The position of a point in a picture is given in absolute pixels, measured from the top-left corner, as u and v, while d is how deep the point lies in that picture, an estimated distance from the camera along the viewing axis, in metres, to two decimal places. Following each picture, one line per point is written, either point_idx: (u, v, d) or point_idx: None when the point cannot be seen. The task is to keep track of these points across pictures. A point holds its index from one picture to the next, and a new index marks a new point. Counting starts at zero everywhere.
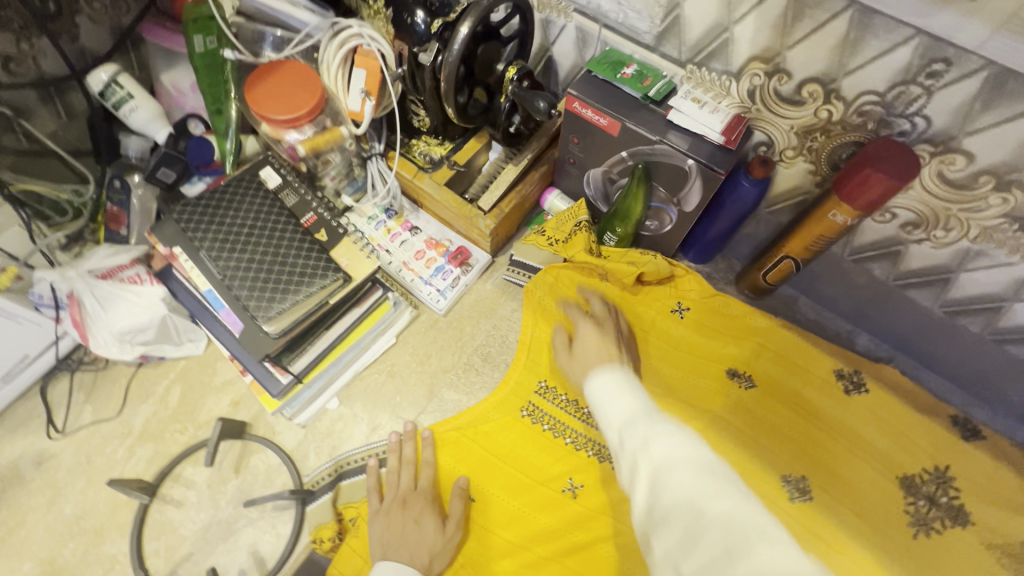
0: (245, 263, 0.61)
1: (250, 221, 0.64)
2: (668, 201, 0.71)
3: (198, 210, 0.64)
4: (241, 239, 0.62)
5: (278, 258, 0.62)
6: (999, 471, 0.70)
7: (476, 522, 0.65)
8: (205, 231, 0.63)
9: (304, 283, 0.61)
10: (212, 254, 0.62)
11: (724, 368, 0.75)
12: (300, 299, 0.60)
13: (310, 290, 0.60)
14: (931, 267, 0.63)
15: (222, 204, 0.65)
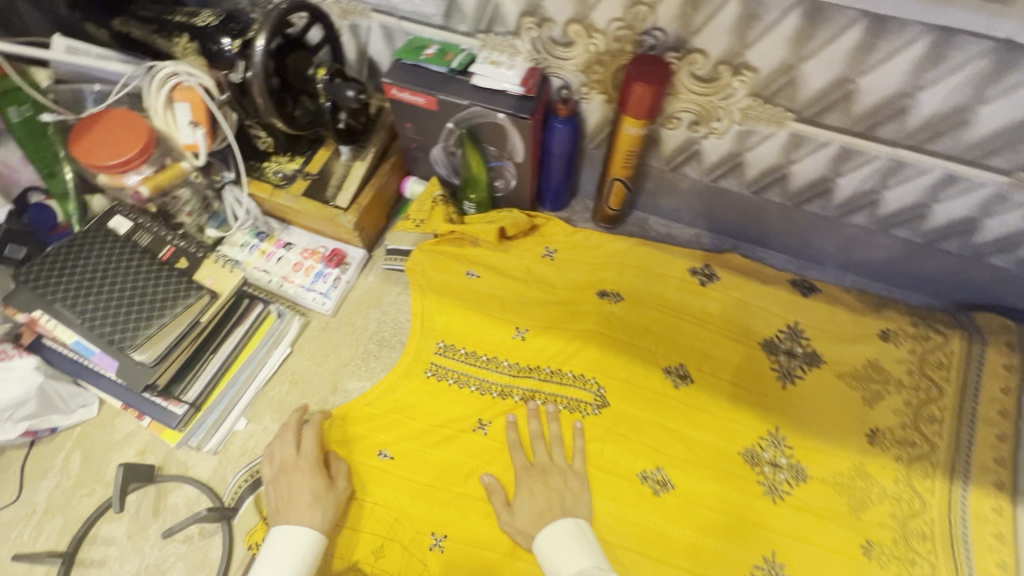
0: (104, 303, 0.64)
1: (103, 264, 0.67)
2: (502, 157, 0.79)
3: (47, 266, 0.66)
4: (96, 283, 0.65)
5: (137, 290, 0.65)
6: (836, 313, 0.81)
7: (379, 472, 0.71)
8: (56, 284, 0.65)
9: (166, 307, 0.64)
10: (68, 303, 0.64)
11: (594, 289, 0.83)
12: (165, 322, 0.63)
13: (175, 312, 0.64)
14: (724, 156, 0.74)
15: (71, 256, 0.67)
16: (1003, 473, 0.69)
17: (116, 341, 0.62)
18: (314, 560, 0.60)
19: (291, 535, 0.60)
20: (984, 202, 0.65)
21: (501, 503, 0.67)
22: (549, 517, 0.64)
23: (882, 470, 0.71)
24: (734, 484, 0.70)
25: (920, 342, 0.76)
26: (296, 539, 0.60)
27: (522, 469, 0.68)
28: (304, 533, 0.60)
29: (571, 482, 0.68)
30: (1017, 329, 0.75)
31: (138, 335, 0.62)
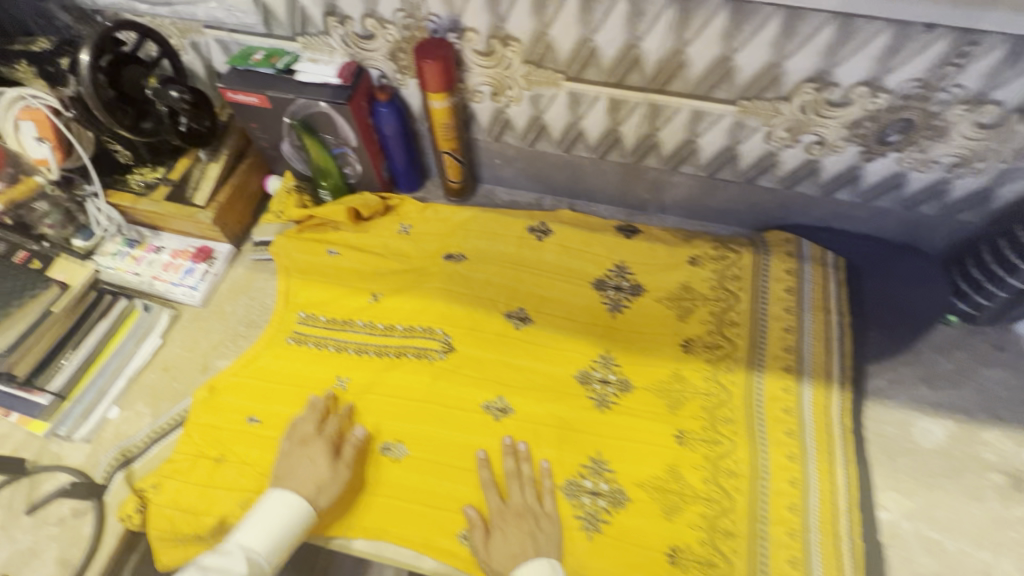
0: None
1: None
2: (340, 143, 0.88)
3: None
4: None
5: None
6: (656, 248, 0.92)
7: (250, 435, 0.77)
8: None
9: (18, 297, 0.74)
10: None
11: (442, 253, 0.92)
12: (20, 308, 0.73)
13: (27, 300, 0.74)
14: (530, 121, 0.85)
15: None
16: (790, 359, 0.80)
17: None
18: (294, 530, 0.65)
19: (286, 507, 0.65)
20: (731, 130, 0.77)
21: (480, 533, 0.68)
22: (522, 559, 0.65)
23: (694, 372, 0.81)
24: (567, 402, 0.79)
25: (722, 262, 0.88)
26: (283, 513, 0.65)
27: (494, 510, 0.69)
28: (294, 502, 0.66)
29: (543, 525, 0.68)
30: (797, 239, 0.87)
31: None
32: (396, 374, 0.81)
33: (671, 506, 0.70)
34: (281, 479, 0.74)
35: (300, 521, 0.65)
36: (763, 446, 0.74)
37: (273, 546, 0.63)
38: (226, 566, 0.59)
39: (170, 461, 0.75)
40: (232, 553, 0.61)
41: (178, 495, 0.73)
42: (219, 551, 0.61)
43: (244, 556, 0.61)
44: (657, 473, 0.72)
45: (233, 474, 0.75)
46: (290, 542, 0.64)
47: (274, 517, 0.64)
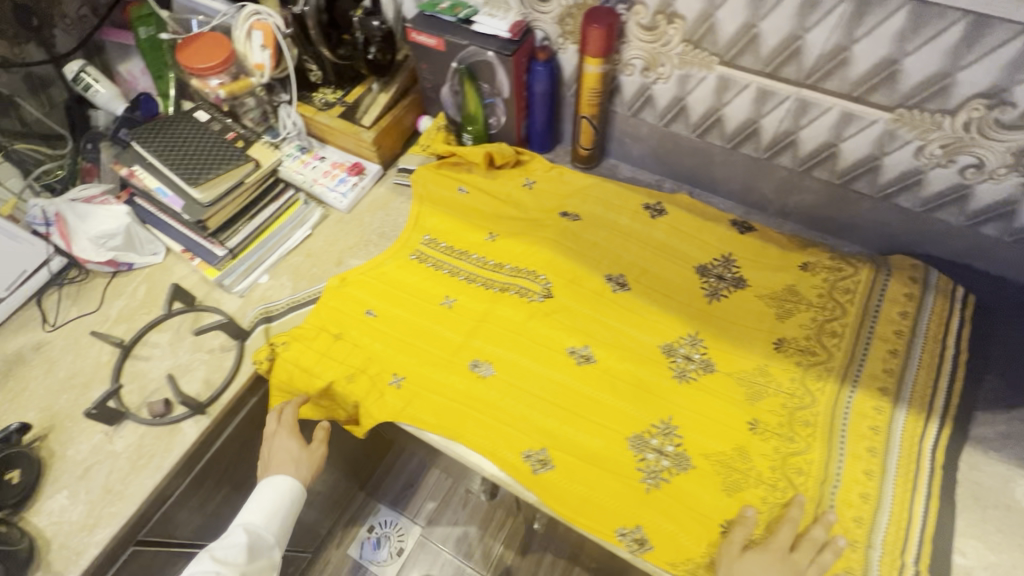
0: (178, 155, 0.86)
1: (185, 133, 0.90)
2: (494, 94, 0.97)
3: (147, 129, 0.92)
4: (178, 143, 0.88)
5: (205, 151, 0.87)
6: (767, 248, 0.92)
7: (364, 323, 0.88)
8: (151, 142, 0.89)
9: (224, 164, 0.86)
10: (155, 151, 0.88)
11: (558, 210, 0.99)
12: (222, 173, 0.85)
13: (229, 168, 0.85)
14: (672, 101, 0.89)
15: (165, 126, 0.92)
16: (889, 381, 0.77)
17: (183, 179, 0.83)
18: (285, 499, 0.78)
19: (275, 491, 0.79)
20: (879, 139, 0.76)
21: (612, 502, 0.72)
22: None
23: (781, 370, 0.81)
24: (649, 366, 0.82)
25: (836, 274, 0.86)
26: (278, 495, 0.78)
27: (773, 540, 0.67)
28: (277, 478, 0.79)
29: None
30: (925, 267, 0.84)
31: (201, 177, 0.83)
32: (497, 306, 0.88)
33: (732, 483, 0.72)
34: (383, 367, 0.84)
35: (292, 496, 0.79)
36: (839, 454, 0.73)
37: (267, 517, 0.77)
38: (229, 541, 0.75)
39: (299, 328, 0.88)
40: (232, 531, 0.76)
41: (301, 356, 0.85)
42: (226, 532, 0.77)
43: (244, 532, 0.76)
44: (723, 448, 0.74)
45: (345, 353, 0.86)
46: (280, 513, 0.78)
47: (261, 497, 0.78)
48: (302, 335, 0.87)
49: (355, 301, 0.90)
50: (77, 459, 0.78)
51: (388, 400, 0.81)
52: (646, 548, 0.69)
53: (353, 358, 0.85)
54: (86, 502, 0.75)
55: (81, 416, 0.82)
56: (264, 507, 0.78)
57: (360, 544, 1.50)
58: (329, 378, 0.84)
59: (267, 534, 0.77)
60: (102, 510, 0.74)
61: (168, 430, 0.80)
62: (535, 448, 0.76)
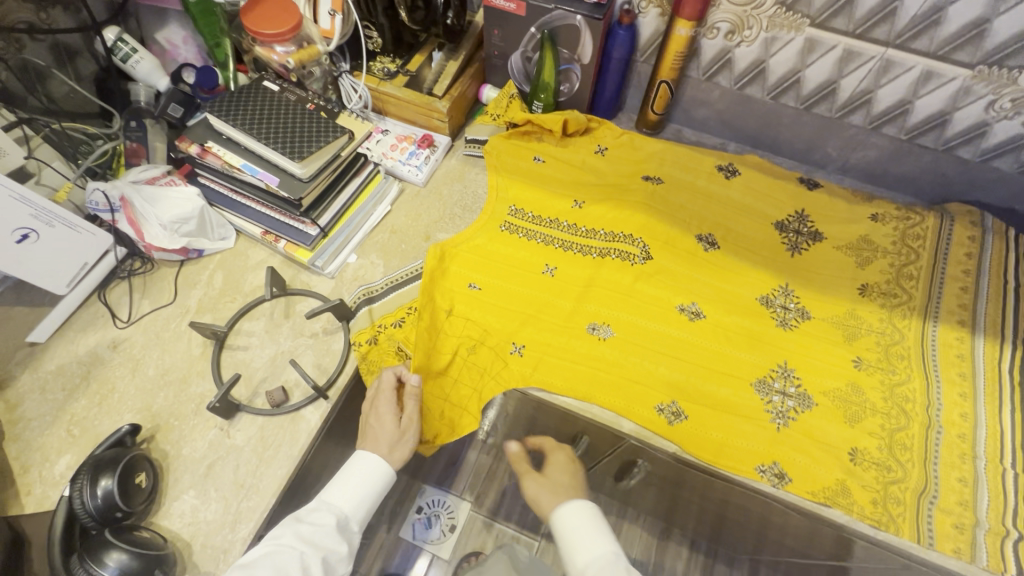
0: (269, 127, 0.82)
1: (266, 104, 0.85)
2: (571, 59, 0.98)
3: (220, 99, 0.85)
4: (263, 115, 0.83)
5: (297, 123, 0.84)
6: (837, 203, 0.99)
7: (471, 296, 0.86)
8: (230, 113, 0.83)
9: (323, 136, 0.83)
10: (239, 122, 0.82)
11: (640, 175, 1.01)
12: (323, 145, 0.82)
13: (328, 140, 0.83)
14: (752, 63, 0.93)
15: (239, 97, 0.86)
16: (965, 314, 0.87)
17: (285, 154, 0.79)
18: (377, 484, 0.74)
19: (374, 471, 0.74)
20: (954, 95, 0.84)
21: (745, 444, 0.77)
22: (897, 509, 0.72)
23: (870, 311, 0.88)
24: (752, 317, 0.87)
25: (904, 222, 0.95)
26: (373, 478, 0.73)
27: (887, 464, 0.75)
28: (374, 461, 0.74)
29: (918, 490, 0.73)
30: (980, 213, 0.94)
31: (303, 152, 0.80)
32: (598, 272, 0.90)
33: (852, 415, 0.79)
34: (499, 340, 0.83)
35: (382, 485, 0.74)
36: (936, 381, 0.81)
37: (356, 503, 0.72)
38: (318, 517, 0.69)
39: (408, 307, 0.85)
40: (320, 506, 0.71)
41: (418, 333, 0.81)
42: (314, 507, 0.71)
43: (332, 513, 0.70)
44: (839, 385, 0.81)
45: (454, 330, 0.83)
46: (369, 500, 0.73)
47: (358, 478, 0.73)
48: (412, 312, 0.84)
49: (456, 274, 0.88)
50: (196, 457, 0.73)
51: (514, 369, 0.81)
52: (785, 481, 0.74)
53: (468, 333, 0.83)
54: (219, 500, 0.71)
55: (186, 413, 0.77)
56: (356, 490, 0.73)
57: (410, 525, 1.30)
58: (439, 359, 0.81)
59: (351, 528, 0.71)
60: (240, 505, 0.71)
61: (289, 419, 0.77)
62: (666, 402, 0.79)
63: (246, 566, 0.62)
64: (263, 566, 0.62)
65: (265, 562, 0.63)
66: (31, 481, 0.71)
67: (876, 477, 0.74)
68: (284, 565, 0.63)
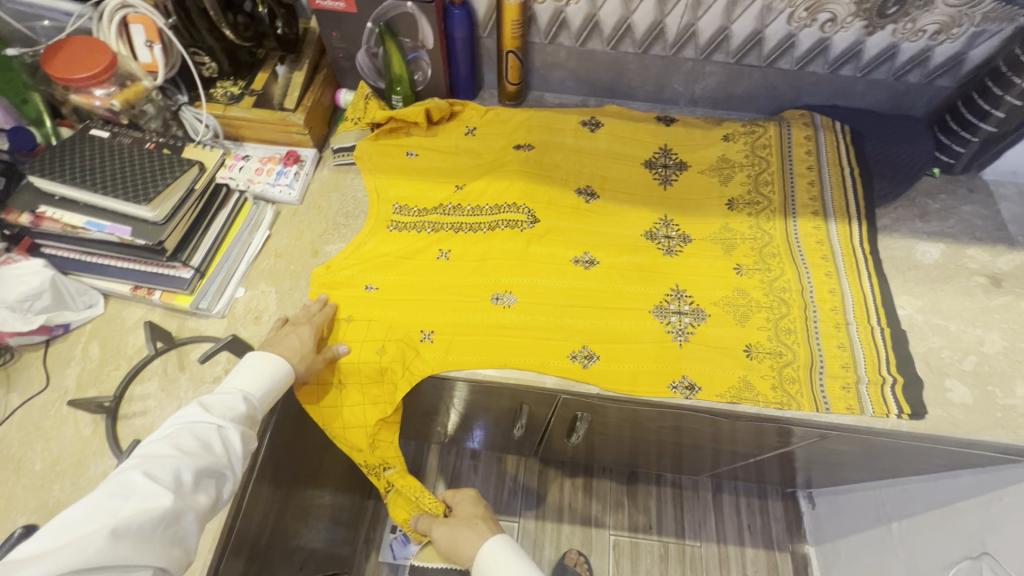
0: (107, 176, 0.76)
1: (98, 152, 0.79)
2: (417, 47, 0.98)
3: (43, 157, 0.78)
4: (97, 164, 0.78)
5: (138, 166, 0.78)
6: (692, 132, 1.07)
7: (370, 298, 0.86)
8: (58, 170, 0.76)
9: (169, 173, 0.78)
10: (71, 178, 0.76)
11: (511, 145, 1.03)
12: (172, 182, 0.77)
13: (176, 176, 0.78)
14: (586, 19, 0.98)
15: (66, 150, 0.79)
16: (817, 205, 0.97)
17: (130, 200, 0.74)
18: (279, 382, 0.73)
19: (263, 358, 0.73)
20: (760, 13, 0.93)
21: (654, 368, 0.82)
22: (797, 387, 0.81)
23: (740, 222, 0.96)
24: (642, 253, 0.93)
25: (751, 136, 1.04)
26: (270, 362, 0.73)
27: (773, 350, 0.83)
28: (277, 368, 0.73)
29: (808, 363, 0.82)
30: (809, 114, 1.06)
31: (150, 194, 0.75)
32: (493, 244, 0.92)
33: (741, 315, 0.86)
34: (378, 410, 0.82)
35: (283, 374, 0.73)
36: (805, 268, 0.91)
37: (265, 390, 0.71)
38: (223, 398, 0.67)
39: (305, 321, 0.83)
40: (229, 394, 0.68)
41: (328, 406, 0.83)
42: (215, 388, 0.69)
43: (238, 393, 0.69)
44: (726, 293, 0.88)
45: (348, 408, 0.82)
46: (277, 391, 0.72)
47: (261, 368, 0.72)
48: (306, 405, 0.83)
49: (353, 282, 0.87)
50: None
51: (429, 355, 0.82)
52: (697, 389, 0.81)
53: (358, 418, 0.82)
54: None
55: None
56: (266, 378, 0.72)
57: (388, 546, 1.29)
58: (356, 391, 0.82)
59: (240, 397, 0.68)
60: None
61: None
62: (577, 347, 0.83)
63: (163, 441, 0.61)
64: (182, 437, 0.62)
65: (160, 444, 0.61)
66: None
67: (772, 365, 0.82)
68: (206, 435, 0.63)
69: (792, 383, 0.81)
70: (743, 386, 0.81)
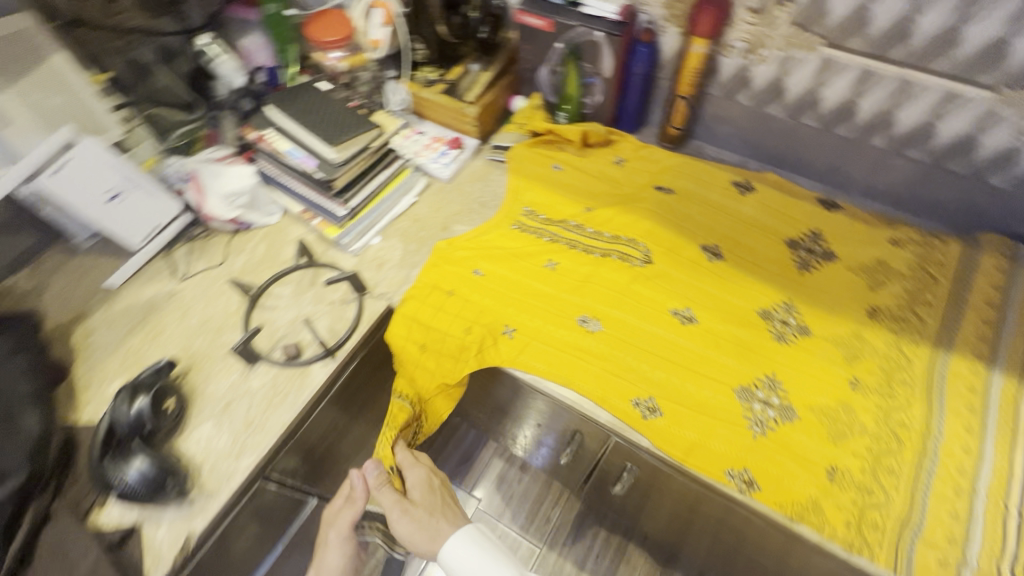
0: (314, 118, 0.95)
1: (315, 98, 0.99)
2: (594, 73, 1.03)
3: (279, 94, 1.00)
4: (311, 108, 0.97)
5: (337, 116, 0.96)
6: (854, 224, 0.97)
7: (472, 281, 0.93)
8: (284, 105, 0.97)
9: (356, 127, 0.95)
10: (290, 113, 0.96)
11: (652, 185, 1.04)
12: (355, 134, 0.94)
13: (360, 130, 0.95)
14: (770, 82, 0.95)
15: (294, 92, 1.00)
16: (984, 347, 0.82)
17: (323, 140, 0.92)
18: None
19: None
20: (979, 118, 0.81)
21: (717, 448, 0.77)
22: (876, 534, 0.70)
23: (877, 335, 0.85)
24: (749, 329, 0.87)
25: (923, 249, 0.92)
26: None
27: (862, 483, 0.73)
28: None
29: (901, 515, 0.71)
30: (1012, 244, 0.90)
31: (337, 138, 0.92)
32: (600, 270, 0.94)
33: (838, 432, 0.77)
34: (442, 378, 0.89)
35: None
36: (940, 411, 0.77)
37: None
38: None
39: (414, 286, 0.93)
40: None
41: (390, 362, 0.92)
42: None
43: None
44: (829, 403, 0.79)
45: (422, 366, 0.90)
46: None
47: None
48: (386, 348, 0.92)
49: (463, 263, 0.95)
50: (218, 394, 0.85)
51: (504, 349, 0.87)
52: (754, 488, 0.75)
53: (426, 376, 0.91)
54: (230, 432, 0.82)
55: (216, 357, 0.89)
56: None
57: None
58: (429, 354, 0.89)
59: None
60: (246, 439, 0.81)
61: (300, 372, 0.87)
62: (644, 396, 0.82)
63: None
64: None
65: None
66: (89, 396, 0.86)
67: (854, 499, 0.72)
68: None
69: (871, 528, 0.70)
70: (813, 509, 0.72)
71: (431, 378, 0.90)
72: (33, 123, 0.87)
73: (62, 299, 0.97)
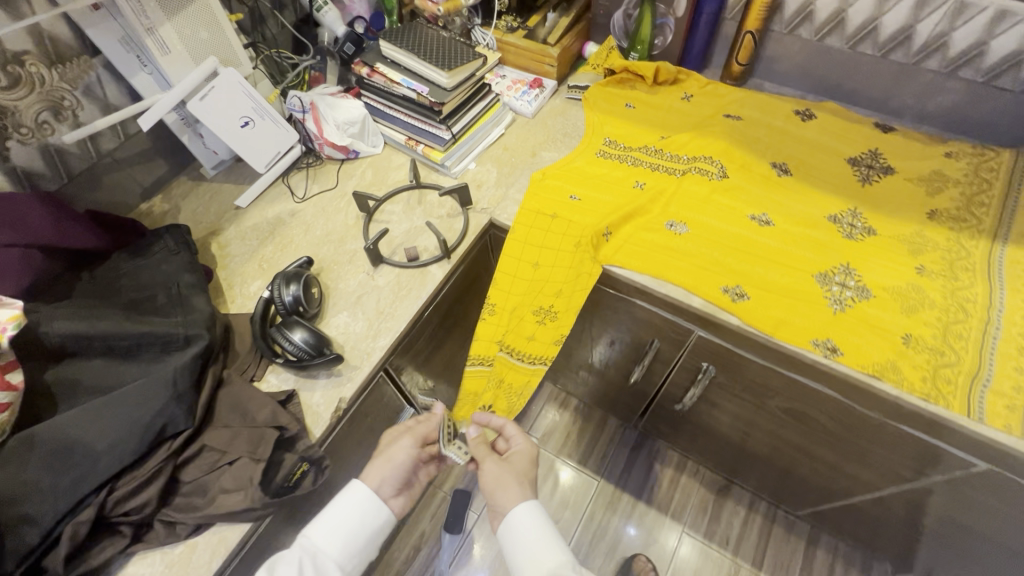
0: (424, 50, 1.05)
1: (421, 36, 1.11)
2: (667, 14, 1.16)
3: (388, 31, 1.11)
4: (417, 43, 1.07)
5: (445, 49, 1.07)
6: (911, 143, 1.07)
7: (570, 202, 1.02)
8: (395, 38, 1.08)
9: (463, 57, 1.06)
10: (401, 47, 1.06)
11: (720, 114, 1.15)
12: (465, 63, 1.05)
13: (468, 60, 1.06)
14: (833, 14, 1.06)
15: (399, 31, 1.11)
16: None
17: (437, 65, 1.02)
18: (371, 519, 0.77)
19: (363, 497, 0.77)
20: None
21: (806, 326, 0.87)
22: (951, 386, 0.79)
23: (938, 233, 0.95)
24: (820, 230, 0.97)
25: (977, 160, 1.02)
26: (359, 513, 0.76)
27: (937, 345, 0.83)
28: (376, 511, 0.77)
29: (969, 367, 0.80)
30: None
31: (450, 65, 1.03)
32: (682, 187, 1.04)
33: (910, 306, 0.87)
34: (559, 288, 0.96)
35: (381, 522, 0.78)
36: (1000, 289, 0.87)
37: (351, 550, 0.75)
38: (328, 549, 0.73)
39: (520, 212, 1.02)
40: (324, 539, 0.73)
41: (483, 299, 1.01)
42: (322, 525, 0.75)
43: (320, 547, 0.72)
44: (900, 284, 0.89)
45: (536, 282, 0.98)
46: (370, 530, 0.77)
47: (355, 526, 0.76)
48: (501, 270, 0.99)
49: (559, 187, 1.04)
50: (349, 290, 0.96)
51: (607, 253, 0.96)
52: (837, 353, 0.84)
53: (532, 293, 0.98)
54: (365, 319, 0.93)
55: (342, 261, 1.00)
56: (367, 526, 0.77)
57: None
58: (541, 272, 0.97)
59: (335, 565, 0.72)
60: (380, 324, 0.92)
61: (419, 272, 0.98)
62: (732, 285, 0.92)
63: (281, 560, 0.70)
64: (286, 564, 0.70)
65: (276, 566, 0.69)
66: (235, 294, 0.97)
67: (928, 361, 0.82)
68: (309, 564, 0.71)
69: (948, 382, 0.80)
70: (900, 367, 0.82)
71: (538, 291, 0.97)
72: (185, 54, 0.97)
73: (197, 218, 1.08)
